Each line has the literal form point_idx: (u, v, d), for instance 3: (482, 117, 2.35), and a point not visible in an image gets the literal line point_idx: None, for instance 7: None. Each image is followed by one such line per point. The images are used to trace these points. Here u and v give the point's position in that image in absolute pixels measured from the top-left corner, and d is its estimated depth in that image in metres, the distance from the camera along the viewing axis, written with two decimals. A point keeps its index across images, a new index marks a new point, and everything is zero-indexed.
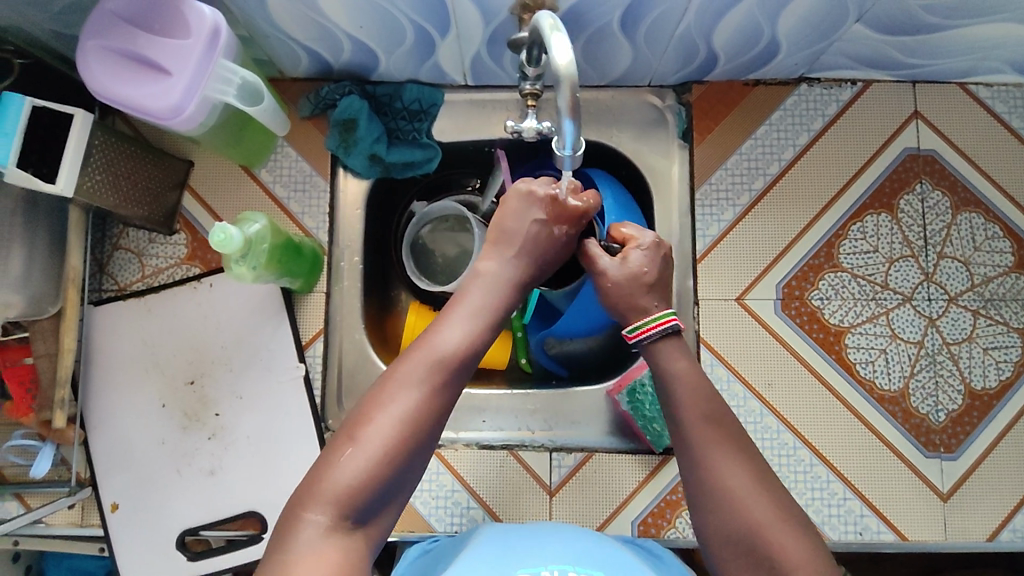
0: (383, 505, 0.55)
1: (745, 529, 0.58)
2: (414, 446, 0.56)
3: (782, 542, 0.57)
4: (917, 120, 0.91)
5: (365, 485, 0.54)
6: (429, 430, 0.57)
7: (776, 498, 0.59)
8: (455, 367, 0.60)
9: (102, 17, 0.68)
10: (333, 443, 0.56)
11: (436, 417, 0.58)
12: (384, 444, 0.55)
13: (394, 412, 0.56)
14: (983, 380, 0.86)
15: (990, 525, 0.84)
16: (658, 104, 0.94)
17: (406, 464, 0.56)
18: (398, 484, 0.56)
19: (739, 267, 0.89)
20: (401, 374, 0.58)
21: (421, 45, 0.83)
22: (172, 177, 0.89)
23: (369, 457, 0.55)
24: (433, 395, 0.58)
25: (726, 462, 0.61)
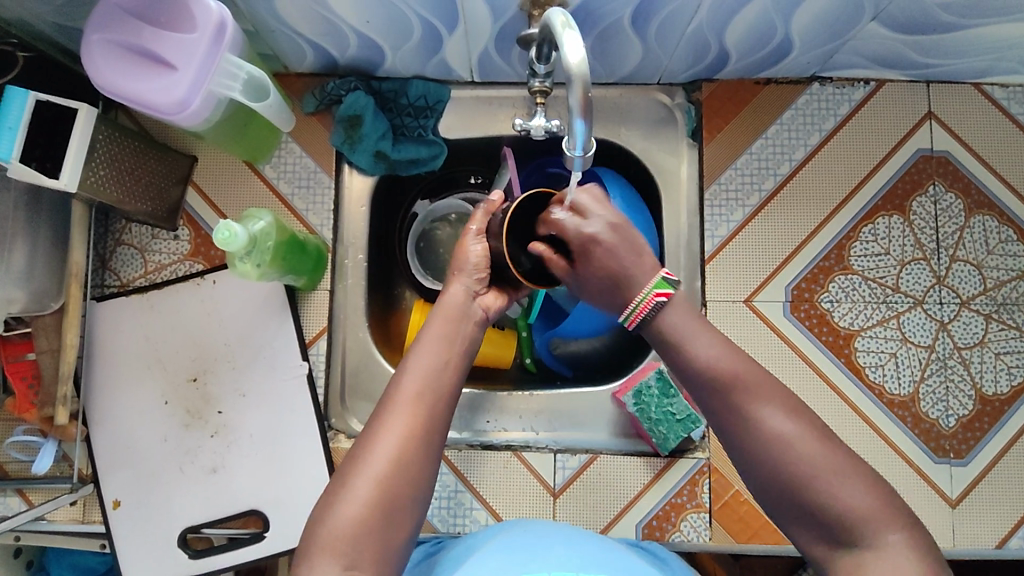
0: (386, 542, 0.56)
1: (791, 485, 0.53)
2: (408, 477, 0.58)
3: (830, 490, 0.52)
4: (931, 121, 0.89)
5: (362, 525, 0.55)
6: (419, 458, 0.58)
7: (809, 425, 0.54)
8: (436, 392, 0.62)
9: (107, 11, 0.67)
10: (328, 491, 0.58)
11: (422, 454, 0.59)
12: (375, 488, 0.56)
13: (383, 451, 0.57)
14: (994, 386, 0.85)
15: (1000, 531, 0.83)
16: (667, 102, 0.93)
17: (402, 498, 0.57)
18: (398, 520, 0.57)
19: (748, 269, 0.88)
20: (385, 413, 0.60)
21: (428, 41, 0.81)
22: (176, 172, 0.88)
23: (364, 497, 0.56)
24: (420, 424, 0.59)
25: (761, 404, 0.55)
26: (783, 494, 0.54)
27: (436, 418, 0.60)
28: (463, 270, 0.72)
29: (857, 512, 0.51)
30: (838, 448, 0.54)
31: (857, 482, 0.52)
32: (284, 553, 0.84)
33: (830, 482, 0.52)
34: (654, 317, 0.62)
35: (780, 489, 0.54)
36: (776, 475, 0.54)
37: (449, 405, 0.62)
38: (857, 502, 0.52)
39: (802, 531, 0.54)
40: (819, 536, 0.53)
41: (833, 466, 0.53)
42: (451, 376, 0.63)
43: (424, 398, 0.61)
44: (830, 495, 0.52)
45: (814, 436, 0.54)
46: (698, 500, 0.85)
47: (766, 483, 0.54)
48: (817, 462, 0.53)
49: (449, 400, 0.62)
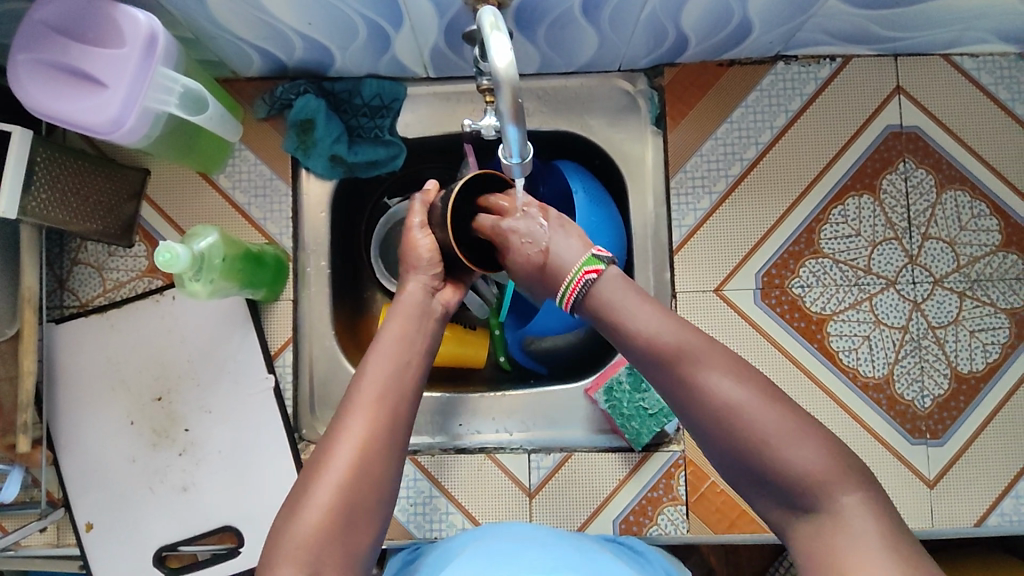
0: (350, 546, 0.56)
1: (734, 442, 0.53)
2: (368, 480, 0.58)
3: (762, 430, 0.52)
4: (899, 96, 0.86)
5: (324, 531, 0.55)
6: (380, 460, 0.59)
7: (767, 397, 0.54)
8: (397, 393, 0.62)
9: (30, 28, 0.64)
10: (290, 501, 0.58)
11: (385, 454, 0.59)
12: (338, 493, 0.56)
13: (342, 455, 0.58)
14: (970, 364, 0.84)
15: (977, 510, 0.83)
16: (630, 89, 0.90)
17: (365, 502, 0.57)
18: (361, 523, 0.57)
19: (718, 256, 0.86)
20: (345, 417, 0.60)
21: (375, 39, 0.79)
22: (127, 188, 0.86)
23: (325, 502, 0.56)
24: (379, 426, 0.60)
25: (712, 375, 0.55)
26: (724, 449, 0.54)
27: (396, 420, 0.61)
28: (417, 268, 0.73)
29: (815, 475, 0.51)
30: (784, 404, 0.53)
31: (788, 423, 0.52)
32: (261, 567, 0.84)
33: (781, 442, 0.52)
34: (589, 290, 0.62)
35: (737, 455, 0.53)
36: (728, 437, 0.53)
37: (408, 406, 0.62)
38: (811, 458, 0.51)
39: (762, 497, 0.54)
40: (774, 499, 0.53)
41: (786, 425, 0.52)
42: (410, 377, 0.64)
43: (383, 400, 0.61)
44: (767, 440, 0.52)
45: (771, 405, 0.53)
46: (674, 492, 0.84)
47: (718, 449, 0.54)
48: (770, 423, 0.52)
49: (409, 401, 0.63)
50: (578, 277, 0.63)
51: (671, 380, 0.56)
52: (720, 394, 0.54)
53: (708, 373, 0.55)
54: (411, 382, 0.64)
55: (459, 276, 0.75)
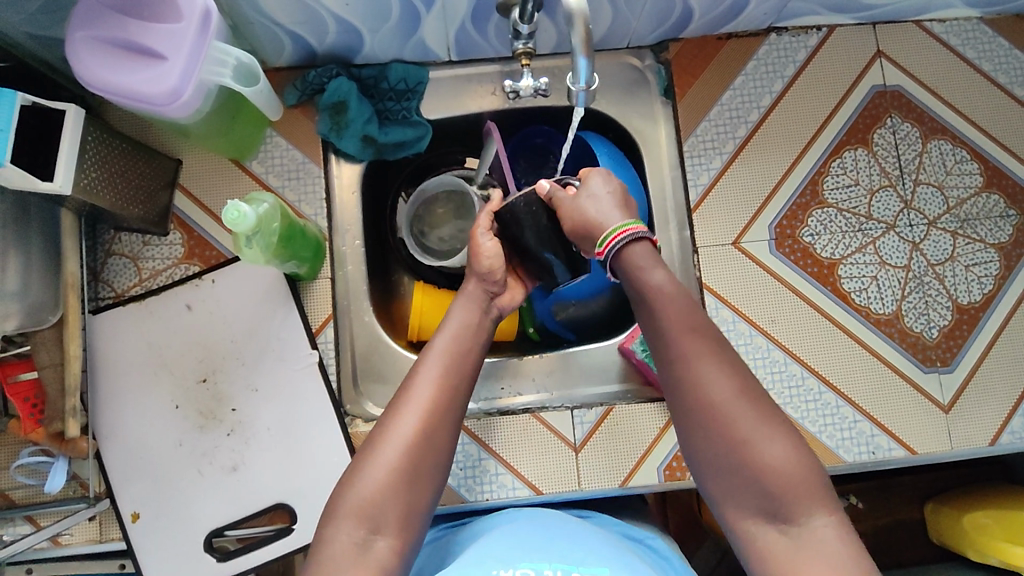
0: (409, 507, 0.60)
1: (739, 460, 0.61)
2: (432, 445, 0.63)
3: (768, 463, 0.60)
4: (881, 59, 0.95)
5: (391, 486, 0.60)
6: (442, 428, 0.63)
7: (793, 445, 0.61)
8: (456, 370, 0.67)
9: (91, 8, 0.67)
10: (358, 456, 0.62)
11: (444, 426, 0.64)
12: (401, 455, 0.61)
13: (410, 418, 0.63)
14: (968, 295, 0.91)
15: (991, 430, 0.89)
16: (638, 65, 0.97)
17: (426, 467, 0.62)
18: (420, 488, 0.61)
19: (733, 212, 0.92)
20: (409, 388, 0.65)
21: (406, 20, 0.83)
22: (162, 176, 0.87)
23: (392, 460, 0.61)
24: (441, 397, 0.64)
25: (742, 417, 0.61)
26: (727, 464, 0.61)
27: (454, 396, 0.65)
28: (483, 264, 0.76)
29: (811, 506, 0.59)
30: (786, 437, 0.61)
31: (794, 448, 0.61)
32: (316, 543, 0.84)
33: (795, 488, 0.59)
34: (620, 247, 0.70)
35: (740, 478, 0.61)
36: (745, 472, 0.60)
37: (468, 384, 0.67)
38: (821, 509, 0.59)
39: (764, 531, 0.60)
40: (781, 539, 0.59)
41: (800, 479, 0.59)
42: (466, 358, 0.68)
43: (445, 376, 0.66)
44: (770, 465, 0.60)
45: (787, 449, 0.60)
46: None
47: (722, 467, 0.62)
48: (788, 469, 0.60)
49: (467, 377, 0.68)
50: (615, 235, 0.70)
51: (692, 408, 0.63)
52: (744, 431, 0.61)
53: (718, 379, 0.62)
54: (466, 363, 0.68)
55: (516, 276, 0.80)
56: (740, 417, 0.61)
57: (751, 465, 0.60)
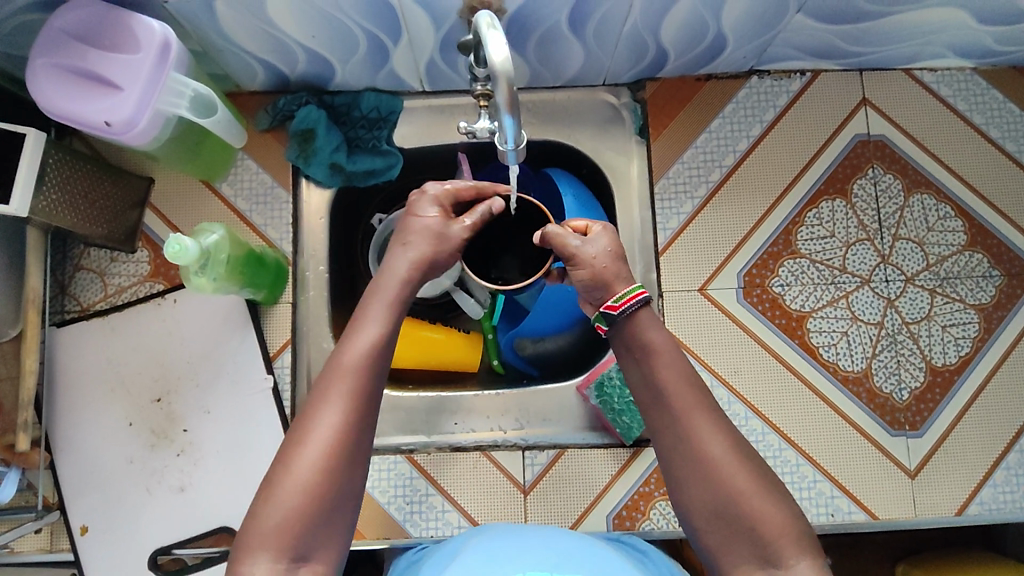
0: (332, 532, 0.53)
1: (732, 509, 0.56)
2: (352, 466, 0.55)
3: (764, 509, 0.56)
4: (865, 107, 0.93)
5: (305, 514, 0.52)
6: (358, 451, 0.55)
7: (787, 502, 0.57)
8: (374, 380, 0.57)
9: (50, 36, 0.67)
10: (265, 487, 0.54)
11: (364, 439, 0.56)
12: (317, 478, 0.53)
13: (320, 442, 0.54)
14: (943, 357, 0.88)
15: (958, 498, 0.85)
16: (614, 102, 0.95)
17: (349, 488, 0.54)
18: (342, 513, 0.54)
19: (702, 258, 0.90)
20: (322, 400, 0.56)
21: (374, 53, 0.83)
22: (132, 195, 0.89)
23: (304, 486, 0.53)
24: (358, 415, 0.56)
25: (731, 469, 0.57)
26: (722, 518, 0.56)
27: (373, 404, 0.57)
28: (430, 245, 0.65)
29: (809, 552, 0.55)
30: (777, 483, 0.57)
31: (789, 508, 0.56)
32: None
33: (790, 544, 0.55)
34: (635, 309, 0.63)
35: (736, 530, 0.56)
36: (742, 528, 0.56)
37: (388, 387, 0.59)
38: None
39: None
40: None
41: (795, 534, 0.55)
42: (384, 366, 0.58)
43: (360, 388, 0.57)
44: (763, 516, 0.55)
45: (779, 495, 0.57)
46: (665, 487, 0.86)
47: (717, 522, 0.57)
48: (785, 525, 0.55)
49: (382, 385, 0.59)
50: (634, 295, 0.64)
51: (685, 466, 0.58)
52: (733, 482, 0.56)
53: (710, 433, 0.58)
54: (384, 372, 0.59)
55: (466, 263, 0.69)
56: (729, 467, 0.57)
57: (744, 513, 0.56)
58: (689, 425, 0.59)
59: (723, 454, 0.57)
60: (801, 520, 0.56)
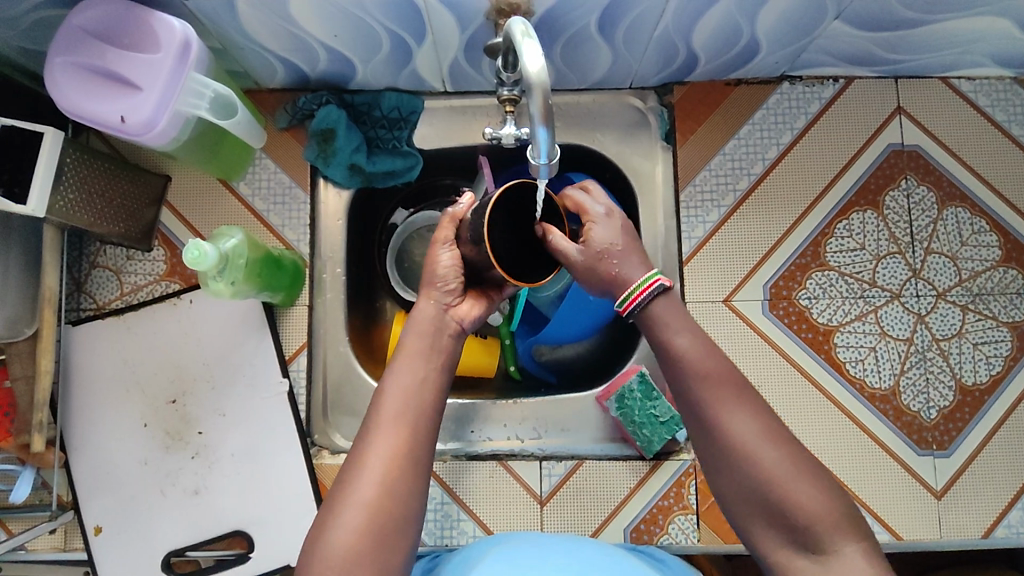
0: (383, 563, 0.57)
1: (760, 492, 0.57)
2: (400, 503, 0.59)
3: (794, 491, 0.56)
4: (900, 116, 0.90)
5: (358, 548, 0.56)
6: (405, 484, 0.59)
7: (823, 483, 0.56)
8: (415, 420, 0.62)
9: (70, 34, 0.66)
10: (321, 520, 0.59)
11: (410, 475, 0.60)
12: (367, 515, 0.57)
13: (370, 478, 0.59)
14: (974, 376, 0.86)
15: (986, 521, 0.83)
16: (640, 106, 0.93)
17: (397, 522, 0.58)
18: (393, 545, 0.58)
19: (727, 268, 0.88)
20: (369, 441, 0.61)
21: (397, 53, 0.81)
22: (149, 193, 0.87)
23: (356, 524, 0.57)
24: (404, 453, 0.60)
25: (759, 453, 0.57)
26: (750, 499, 0.57)
27: (417, 443, 0.61)
28: (439, 286, 0.70)
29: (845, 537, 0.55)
30: (806, 460, 0.57)
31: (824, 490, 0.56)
32: (272, 573, 0.83)
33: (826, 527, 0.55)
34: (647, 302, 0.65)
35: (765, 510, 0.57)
36: (776, 513, 0.56)
37: (431, 426, 0.63)
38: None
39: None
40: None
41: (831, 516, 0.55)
42: (432, 389, 0.65)
43: (405, 424, 0.61)
44: (798, 503, 0.55)
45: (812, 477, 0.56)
46: (684, 501, 0.85)
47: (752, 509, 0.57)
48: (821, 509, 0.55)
49: (431, 416, 0.63)
50: (644, 287, 0.66)
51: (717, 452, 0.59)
52: (763, 466, 0.56)
53: (732, 416, 0.58)
54: (423, 414, 0.63)
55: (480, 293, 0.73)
56: (758, 451, 0.57)
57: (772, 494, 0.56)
58: (714, 401, 0.59)
59: (750, 432, 0.58)
60: (837, 500, 0.56)
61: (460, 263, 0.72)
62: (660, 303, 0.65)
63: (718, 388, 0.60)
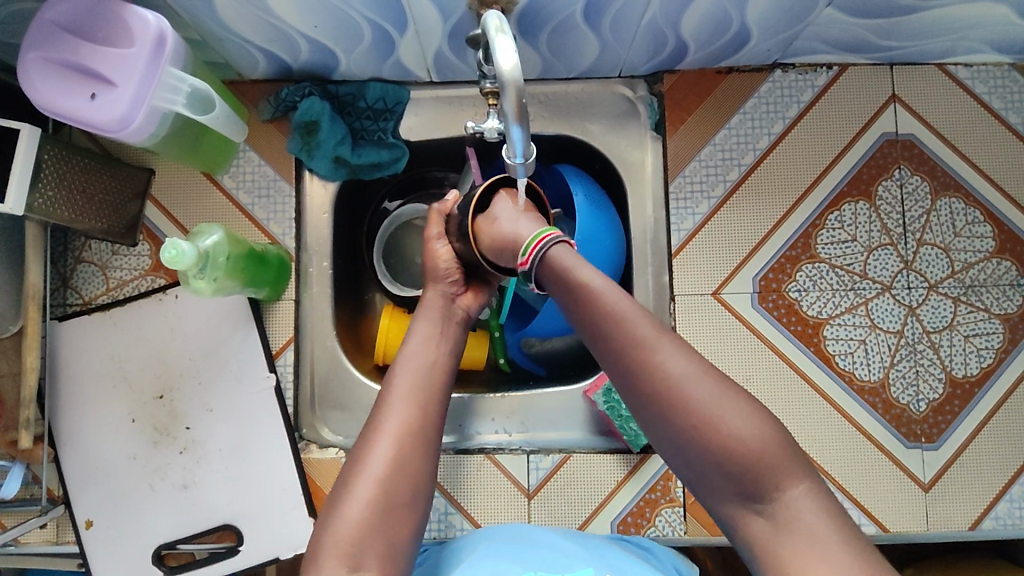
0: (394, 536, 0.57)
1: (696, 435, 0.54)
2: (410, 477, 0.59)
3: (732, 431, 0.53)
4: (895, 104, 0.88)
5: (370, 521, 0.56)
6: (416, 460, 0.60)
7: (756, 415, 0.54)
8: (425, 397, 0.63)
9: (42, 28, 0.65)
10: (331, 499, 0.59)
11: (421, 451, 0.60)
12: (380, 488, 0.57)
13: (382, 453, 0.59)
14: (965, 368, 0.85)
15: (972, 513, 0.83)
16: (629, 95, 0.92)
17: (405, 496, 0.58)
18: (403, 518, 0.58)
19: (717, 261, 0.87)
20: (380, 417, 0.61)
21: (380, 43, 0.80)
22: (132, 187, 0.86)
23: (369, 495, 0.57)
24: (415, 428, 0.61)
25: (688, 389, 0.54)
26: (686, 443, 0.54)
27: (429, 419, 0.62)
28: (440, 279, 0.74)
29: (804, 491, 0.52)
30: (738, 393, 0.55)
31: (758, 422, 0.53)
32: (261, 565, 0.84)
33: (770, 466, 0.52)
34: (544, 256, 0.63)
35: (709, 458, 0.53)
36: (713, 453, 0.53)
37: (442, 405, 0.64)
38: None
39: None
40: None
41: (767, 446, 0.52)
42: (441, 371, 0.66)
43: (415, 402, 0.62)
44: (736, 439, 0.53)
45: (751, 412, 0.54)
46: (671, 494, 0.85)
47: (692, 452, 0.54)
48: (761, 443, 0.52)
49: (441, 398, 0.64)
50: (535, 243, 0.64)
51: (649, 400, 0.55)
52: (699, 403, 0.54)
53: (660, 360, 0.55)
54: (434, 392, 0.64)
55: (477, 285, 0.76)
56: (692, 388, 0.54)
57: (713, 442, 0.53)
58: (635, 346, 0.56)
59: (684, 374, 0.55)
60: (771, 430, 0.54)
61: (456, 257, 0.75)
62: (559, 252, 0.63)
63: (638, 334, 0.56)
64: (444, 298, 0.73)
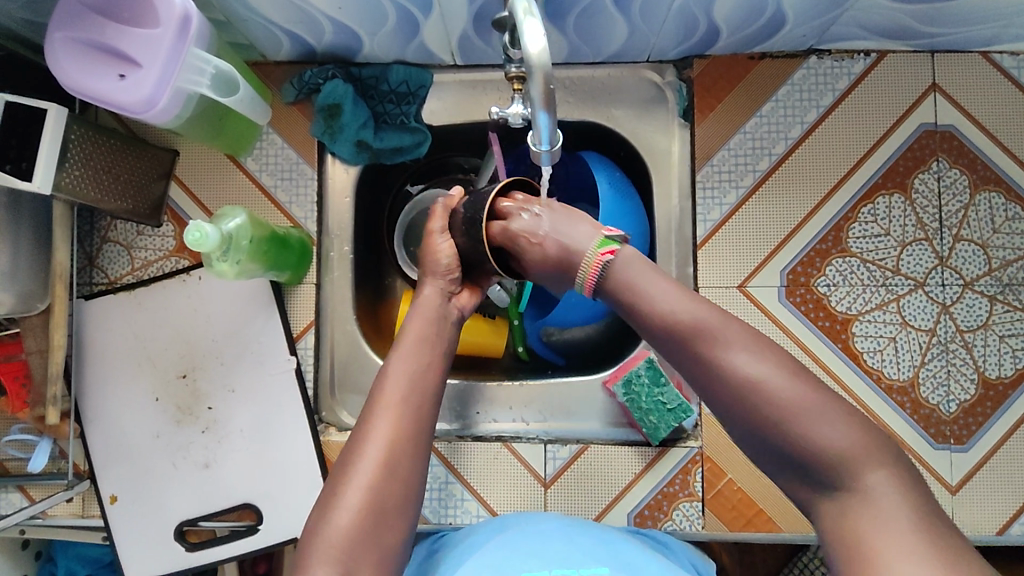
0: (382, 540, 0.56)
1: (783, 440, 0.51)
2: (398, 482, 0.58)
3: (820, 432, 0.50)
4: (935, 93, 0.85)
5: (359, 526, 0.56)
6: (404, 465, 0.59)
7: (846, 416, 0.51)
8: (416, 401, 0.62)
9: (71, 8, 0.65)
10: (324, 498, 0.58)
11: (409, 455, 0.59)
12: (369, 493, 0.57)
13: (370, 457, 0.58)
14: (998, 369, 0.82)
15: (1001, 518, 0.81)
16: (658, 81, 0.90)
17: (396, 498, 0.58)
18: (393, 521, 0.57)
19: (743, 253, 0.85)
20: (371, 421, 0.60)
21: (404, 26, 0.78)
22: (157, 168, 0.87)
23: (358, 500, 0.56)
24: (404, 433, 0.60)
25: (772, 388, 0.52)
26: (775, 451, 0.52)
27: (418, 424, 0.61)
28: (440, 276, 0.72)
29: (839, 449, 0.50)
30: (826, 394, 0.52)
31: (852, 426, 0.51)
32: (279, 545, 0.85)
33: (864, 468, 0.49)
34: (607, 268, 0.62)
35: (735, 409, 0.54)
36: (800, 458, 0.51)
37: (432, 409, 0.63)
38: None
39: None
40: None
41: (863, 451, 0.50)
42: (433, 373, 0.64)
43: (406, 405, 0.61)
44: (823, 441, 0.50)
45: (760, 352, 0.54)
46: (690, 488, 0.84)
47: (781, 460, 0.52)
48: (853, 444, 0.50)
49: (432, 402, 0.63)
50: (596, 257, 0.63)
51: (730, 405, 0.54)
52: (781, 405, 0.51)
53: (738, 360, 0.54)
54: (423, 397, 0.63)
55: (475, 280, 0.75)
56: (775, 393, 0.52)
57: (796, 444, 0.51)
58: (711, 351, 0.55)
59: (764, 375, 0.53)
60: (867, 436, 0.51)
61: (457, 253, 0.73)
62: (621, 264, 0.62)
63: (713, 337, 0.55)
64: (437, 294, 0.71)
